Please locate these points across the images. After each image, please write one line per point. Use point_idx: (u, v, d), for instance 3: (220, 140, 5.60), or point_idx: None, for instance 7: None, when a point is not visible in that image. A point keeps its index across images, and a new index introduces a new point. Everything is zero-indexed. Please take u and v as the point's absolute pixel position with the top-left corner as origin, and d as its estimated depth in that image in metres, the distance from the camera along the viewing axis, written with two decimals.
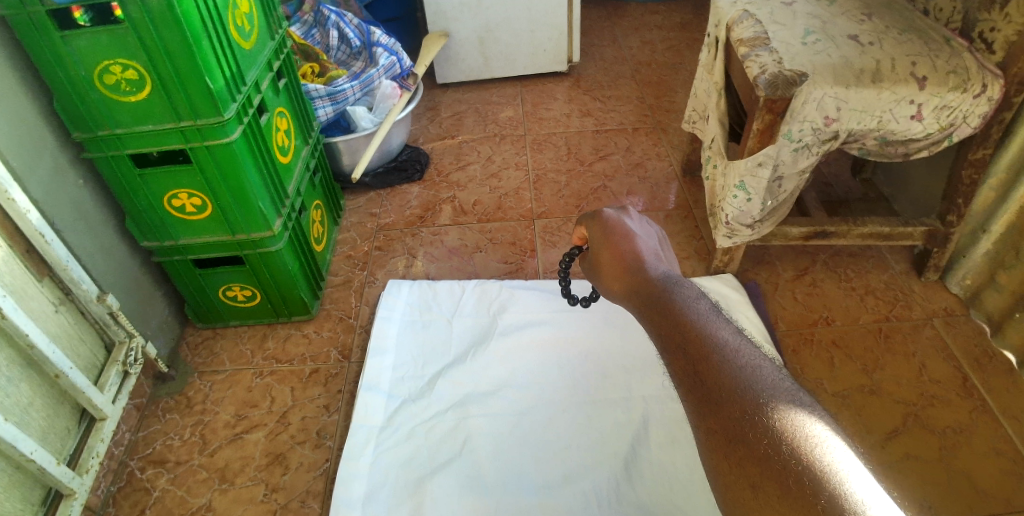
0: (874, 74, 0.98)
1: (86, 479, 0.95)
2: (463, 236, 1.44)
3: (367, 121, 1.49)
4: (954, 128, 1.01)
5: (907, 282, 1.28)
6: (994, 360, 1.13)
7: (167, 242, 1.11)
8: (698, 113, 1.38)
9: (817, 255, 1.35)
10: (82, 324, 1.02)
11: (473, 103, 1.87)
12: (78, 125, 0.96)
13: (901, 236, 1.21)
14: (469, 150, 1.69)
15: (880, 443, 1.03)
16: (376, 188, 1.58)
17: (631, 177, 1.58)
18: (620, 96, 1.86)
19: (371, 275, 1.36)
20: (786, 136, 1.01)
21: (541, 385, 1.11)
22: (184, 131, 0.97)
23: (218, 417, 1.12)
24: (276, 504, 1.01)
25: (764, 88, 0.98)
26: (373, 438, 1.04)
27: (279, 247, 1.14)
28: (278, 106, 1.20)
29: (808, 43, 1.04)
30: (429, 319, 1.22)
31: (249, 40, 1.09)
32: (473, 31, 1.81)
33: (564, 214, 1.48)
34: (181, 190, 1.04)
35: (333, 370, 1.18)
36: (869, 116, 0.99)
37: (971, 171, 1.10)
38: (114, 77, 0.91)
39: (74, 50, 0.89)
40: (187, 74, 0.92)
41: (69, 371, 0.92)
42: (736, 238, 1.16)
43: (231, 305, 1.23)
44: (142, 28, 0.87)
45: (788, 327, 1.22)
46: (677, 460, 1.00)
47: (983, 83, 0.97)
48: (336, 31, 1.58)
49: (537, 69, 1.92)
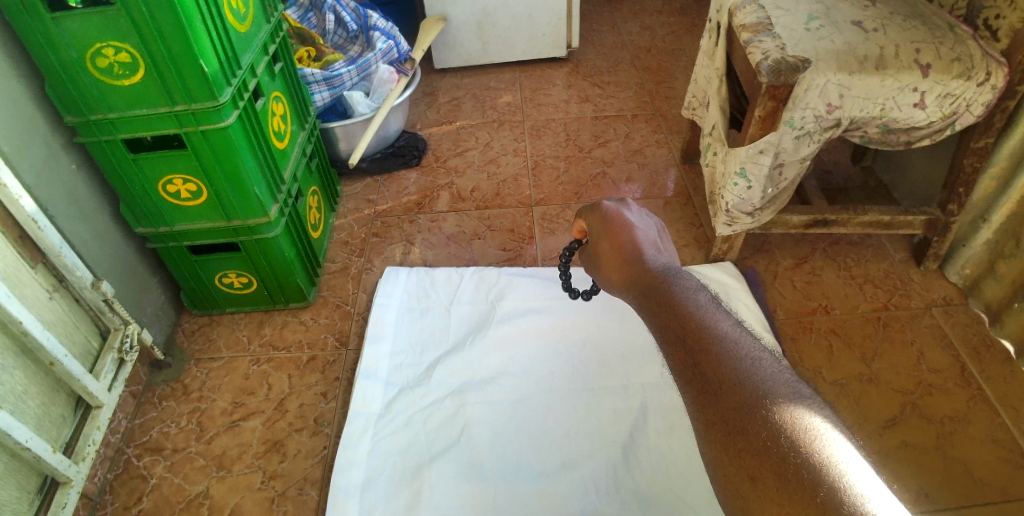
0: (878, 61, 0.97)
1: (82, 467, 0.95)
2: (461, 223, 1.43)
3: (364, 106, 1.48)
4: (957, 116, 1.00)
5: (906, 271, 1.27)
6: (992, 349, 1.13)
7: (162, 228, 1.09)
8: (698, 99, 1.37)
9: (816, 243, 1.35)
10: (77, 311, 1.01)
11: (472, 88, 1.86)
12: (70, 109, 0.94)
13: (901, 225, 1.20)
14: (467, 136, 1.68)
15: (877, 431, 1.03)
16: (373, 173, 1.57)
17: (630, 163, 1.57)
18: (620, 82, 1.84)
19: (368, 262, 1.35)
20: (788, 123, 1.00)
21: (540, 373, 1.10)
22: (178, 116, 0.95)
23: (214, 404, 1.12)
24: (273, 491, 1.01)
25: (766, 74, 0.97)
26: (370, 425, 1.04)
27: (276, 234, 1.12)
28: (274, 90, 1.18)
29: (811, 28, 1.03)
30: (426, 306, 1.21)
31: (245, 23, 1.07)
32: (472, 15, 1.79)
33: (562, 200, 1.47)
34: (176, 175, 1.03)
35: (330, 358, 1.18)
36: (872, 103, 0.98)
37: (973, 159, 1.10)
38: (107, 60, 0.89)
39: (65, 32, 0.87)
40: (181, 57, 0.90)
41: (65, 359, 0.92)
42: (736, 226, 1.16)
43: (227, 292, 1.22)
44: (134, 10, 0.85)
45: (787, 315, 1.21)
46: (675, 448, 1.01)
47: (986, 71, 0.96)
48: (332, 15, 1.55)
49: (536, 54, 1.90)
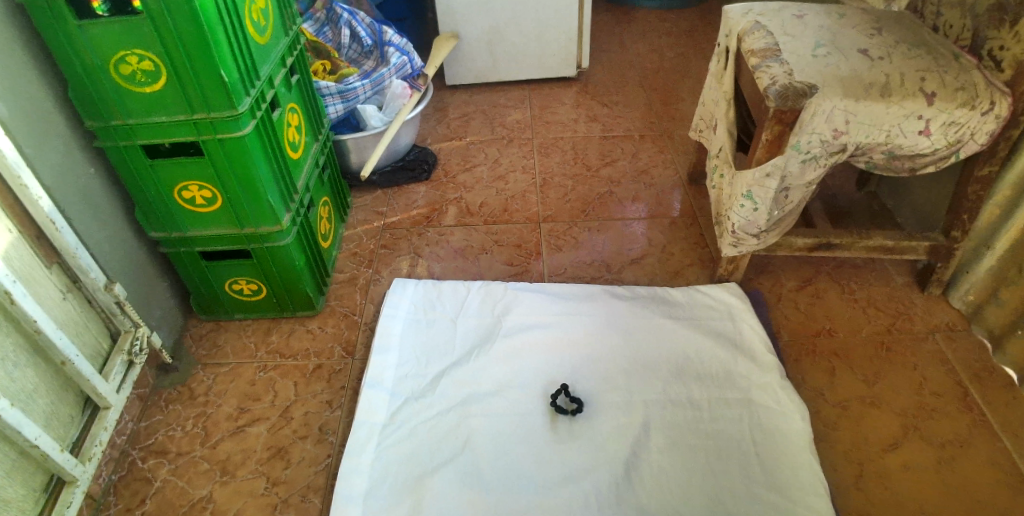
0: (884, 88, 0.99)
1: (87, 467, 0.95)
2: (468, 237, 1.45)
3: (376, 119, 1.50)
4: (960, 144, 1.02)
5: (909, 296, 1.28)
6: (993, 375, 1.13)
7: (175, 233, 1.11)
8: (704, 121, 1.39)
9: (820, 266, 1.36)
10: (88, 312, 1.02)
11: (482, 105, 1.88)
12: (90, 114, 0.97)
13: (905, 250, 1.21)
14: (476, 152, 1.70)
15: (879, 454, 1.04)
16: (383, 185, 1.59)
17: (637, 182, 1.58)
18: (627, 103, 1.87)
19: (375, 272, 1.37)
20: (794, 146, 1.02)
21: (543, 386, 1.11)
22: (196, 123, 0.98)
23: (220, 409, 1.13)
24: (276, 497, 1.01)
25: (774, 99, 0.98)
26: (375, 434, 1.04)
27: (287, 242, 1.14)
28: (290, 102, 1.21)
29: (818, 55, 1.05)
30: (432, 318, 1.22)
31: (264, 36, 1.10)
32: (484, 35, 1.82)
33: (569, 217, 1.49)
34: (191, 182, 1.05)
35: (336, 366, 1.19)
36: (877, 129, 1.00)
37: (976, 187, 1.11)
38: (130, 68, 0.92)
39: (91, 40, 0.89)
40: (202, 66, 0.92)
41: (76, 358, 0.93)
42: (741, 247, 1.17)
43: (236, 298, 1.23)
44: (159, 20, 0.88)
45: (791, 337, 1.22)
46: (676, 462, 1.01)
47: (989, 100, 0.98)
48: (347, 29, 1.58)
49: (546, 73, 1.93)
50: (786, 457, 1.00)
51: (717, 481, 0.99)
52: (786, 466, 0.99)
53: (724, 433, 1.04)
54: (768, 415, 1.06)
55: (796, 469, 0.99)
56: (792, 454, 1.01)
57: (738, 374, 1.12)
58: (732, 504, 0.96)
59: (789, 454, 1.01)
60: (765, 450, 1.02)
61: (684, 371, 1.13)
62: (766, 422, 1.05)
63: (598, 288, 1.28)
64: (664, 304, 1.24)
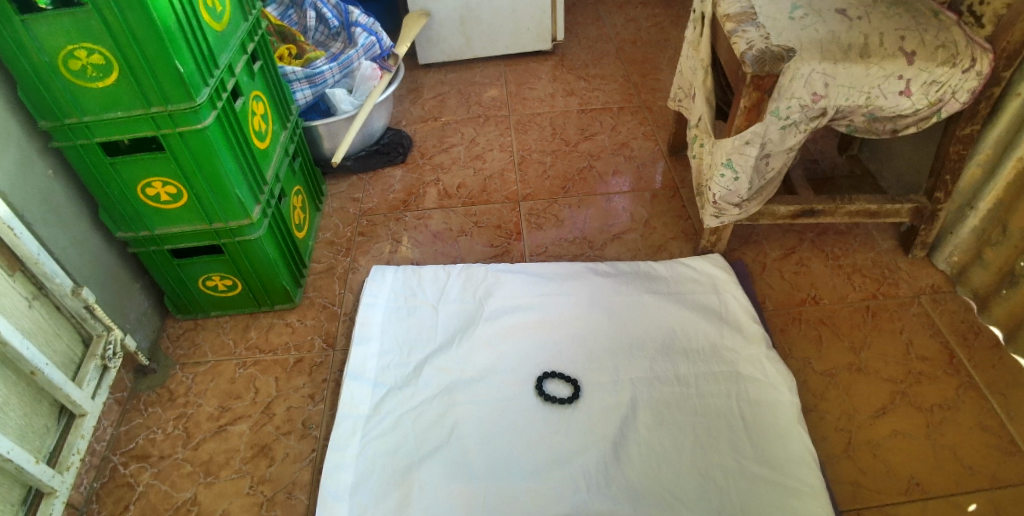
0: (862, 49, 0.96)
1: (66, 477, 0.93)
2: (447, 220, 1.42)
3: (346, 104, 1.45)
4: (942, 103, 0.99)
5: (894, 260, 1.27)
6: (980, 335, 1.13)
7: (142, 232, 1.08)
8: (682, 90, 1.35)
9: (804, 233, 1.34)
10: (57, 319, 0.99)
11: (456, 84, 1.84)
12: (44, 114, 0.92)
13: (888, 213, 1.20)
14: (453, 132, 1.66)
15: (868, 422, 1.03)
16: (358, 171, 1.55)
17: (617, 156, 1.56)
18: (605, 75, 1.83)
19: (353, 261, 1.34)
20: (773, 113, 0.99)
21: (529, 370, 1.10)
22: (154, 118, 0.94)
23: (201, 409, 1.11)
24: (262, 496, 1.00)
25: (750, 64, 0.96)
26: (359, 427, 1.03)
27: (258, 236, 1.11)
28: (254, 90, 1.17)
29: (795, 17, 1.02)
30: (413, 305, 1.20)
31: (221, 22, 1.05)
32: (455, 10, 1.76)
33: (549, 195, 1.46)
34: (155, 179, 1.01)
35: (317, 360, 1.16)
36: (857, 92, 0.97)
37: (959, 146, 1.09)
38: (80, 63, 0.88)
39: (36, 35, 0.85)
40: (156, 57, 0.88)
41: (45, 367, 0.90)
42: (724, 217, 1.15)
43: (210, 294, 1.20)
44: (105, 10, 0.83)
45: (776, 306, 1.21)
46: (665, 441, 1.00)
47: (971, 57, 0.96)
48: (313, 12, 1.53)
49: (521, 48, 1.88)
50: (775, 429, 1.00)
51: (706, 457, 0.98)
52: (775, 438, 0.99)
53: (712, 409, 1.03)
54: (756, 387, 1.05)
55: (784, 440, 0.98)
56: (781, 427, 1.00)
57: (726, 348, 1.10)
58: (723, 480, 0.96)
59: (778, 426, 1.00)
60: (756, 423, 1.01)
61: (671, 347, 1.11)
62: (754, 395, 1.04)
63: (582, 266, 1.26)
64: (648, 280, 1.22)
